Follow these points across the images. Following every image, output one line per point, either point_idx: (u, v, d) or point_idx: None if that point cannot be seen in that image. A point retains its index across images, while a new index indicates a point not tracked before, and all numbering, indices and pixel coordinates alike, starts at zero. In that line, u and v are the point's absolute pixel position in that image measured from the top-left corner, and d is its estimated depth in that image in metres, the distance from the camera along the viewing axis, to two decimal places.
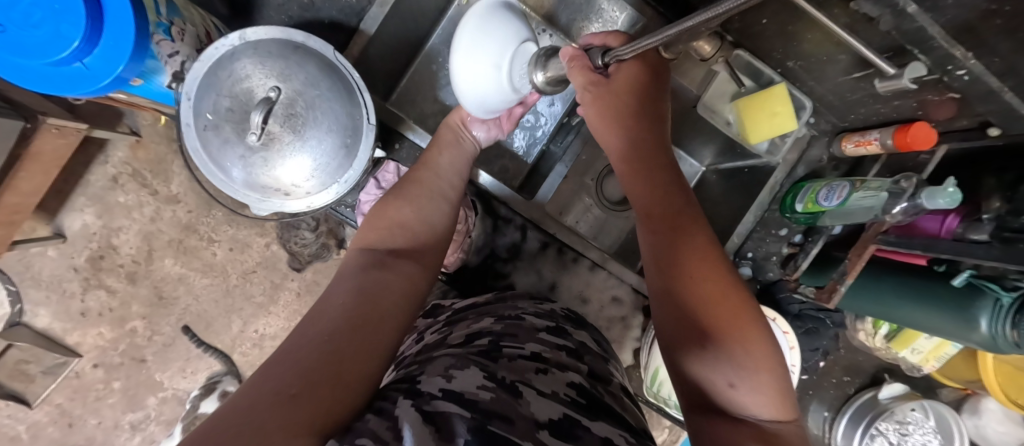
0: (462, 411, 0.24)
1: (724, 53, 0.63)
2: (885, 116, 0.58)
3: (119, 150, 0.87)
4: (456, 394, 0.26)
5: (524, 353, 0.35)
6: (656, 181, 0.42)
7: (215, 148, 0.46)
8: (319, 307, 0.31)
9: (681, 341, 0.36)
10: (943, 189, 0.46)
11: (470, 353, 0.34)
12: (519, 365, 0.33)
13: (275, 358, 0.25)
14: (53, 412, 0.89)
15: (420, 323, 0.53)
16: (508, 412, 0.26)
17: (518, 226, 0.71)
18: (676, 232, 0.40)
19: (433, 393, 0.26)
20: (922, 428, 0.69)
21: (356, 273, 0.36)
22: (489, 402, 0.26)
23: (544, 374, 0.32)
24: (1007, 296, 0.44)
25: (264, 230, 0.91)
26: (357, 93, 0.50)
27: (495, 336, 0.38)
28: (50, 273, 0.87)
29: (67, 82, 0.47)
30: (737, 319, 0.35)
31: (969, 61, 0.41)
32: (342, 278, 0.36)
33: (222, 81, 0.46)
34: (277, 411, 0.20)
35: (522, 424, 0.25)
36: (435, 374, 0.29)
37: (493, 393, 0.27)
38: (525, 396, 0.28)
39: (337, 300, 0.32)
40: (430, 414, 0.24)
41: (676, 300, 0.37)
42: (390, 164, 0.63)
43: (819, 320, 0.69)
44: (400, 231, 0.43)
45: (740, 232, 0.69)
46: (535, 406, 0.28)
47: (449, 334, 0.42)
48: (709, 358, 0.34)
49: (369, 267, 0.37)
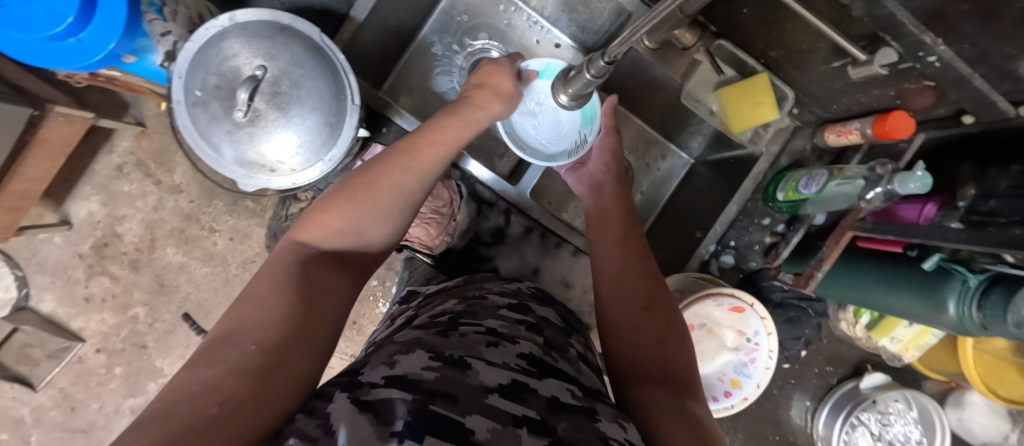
0: (404, 395, 0.23)
1: (705, 42, 0.64)
2: (865, 106, 0.59)
3: (125, 140, 0.89)
4: (399, 377, 0.26)
5: (480, 330, 0.36)
6: (620, 195, 0.58)
7: (204, 125, 0.48)
8: (254, 306, 0.29)
9: (626, 310, 0.43)
10: (912, 173, 0.47)
11: (424, 334, 0.34)
12: (470, 341, 0.33)
13: (197, 365, 0.24)
14: (56, 396, 0.92)
15: (393, 311, 0.54)
16: (453, 390, 0.25)
17: (502, 210, 0.73)
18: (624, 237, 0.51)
19: (373, 383, 0.25)
20: (903, 419, 0.69)
21: (292, 274, 0.34)
22: (434, 381, 0.26)
23: (495, 346, 0.33)
24: (974, 278, 0.45)
25: (263, 220, 0.93)
26: (342, 73, 0.51)
27: (455, 314, 0.40)
28: (55, 260, 0.90)
29: (61, 57, 0.49)
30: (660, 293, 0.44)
31: (939, 48, 0.42)
32: (276, 277, 0.33)
33: (211, 60, 0.48)
34: (184, 421, 0.19)
35: (467, 399, 0.25)
36: (379, 363, 0.29)
37: (438, 372, 0.27)
38: (474, 367, 0.29)
39: (269, 304, 0.30)
40: (369, 403, 0.23)
41: (619, 277, 0.46)
42: (375, 147, 0.65)
43: (801, 309, 0.69)
44: (349, 232, 0.41)
45: (723, 220, 0.69)
46: (484, 375, 0.28)
47: (415, 318, 0.44)
48: (645, 317, 0.42)
49: (301, 272, 0.35)
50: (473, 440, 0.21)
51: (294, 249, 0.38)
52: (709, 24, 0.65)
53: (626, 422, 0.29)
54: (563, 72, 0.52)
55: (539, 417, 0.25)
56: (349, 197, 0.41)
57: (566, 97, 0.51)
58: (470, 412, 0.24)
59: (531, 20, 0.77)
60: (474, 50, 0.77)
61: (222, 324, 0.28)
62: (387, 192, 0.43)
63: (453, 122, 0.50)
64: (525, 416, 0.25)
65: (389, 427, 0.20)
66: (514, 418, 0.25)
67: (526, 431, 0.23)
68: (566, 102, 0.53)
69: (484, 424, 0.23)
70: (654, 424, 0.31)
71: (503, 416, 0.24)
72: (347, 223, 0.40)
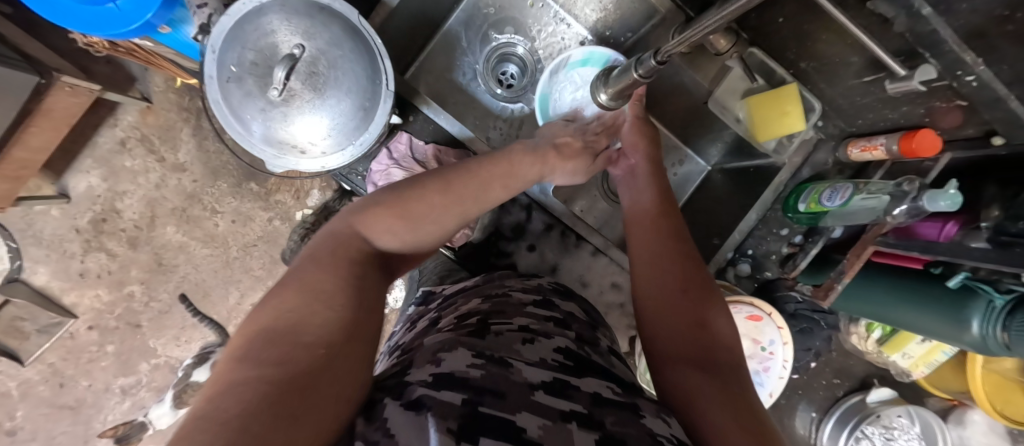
0: (454, 396, 0.24)
1: (738, 48, 0.63)
2: (893, 122, 0.59)
3: (129, 114, 0.87)
4: (446, 375, 0.26)
5: (513, 327, 0.36)
6: (655, 178, 0.56)
7: (236, 100, 0.47)
8: (316, 304, 0.27)
9: (665, 295, 0.43)
10: (944, 191, 0.47)
11: (460, 335, 0.34)
12: (505, 339, 0.33)
13: (260, 364, 0.22)
14: (45, 371, 0.90)
15: (412, 313, 0.53)
16: (499, 387, 0.26)
17: (523, 206, 0.73)
18: (657, 218, 0.51)
19: (422, 381, 0.26)
20: (907, 434, 0.70)
21: (353, 272, 0.32)
22: (479, 379, 0.26)
23: (531, 343, 0.33)
24: (999, 299, 0.46)
25: (268, 204, 0.91)
26: (378, 57, 0.49)
27: (483, 314, 0.39)
28: (51, 232, 0.88)
29: (95, 22, 0.49)
30: (698, 276, 0.44)
31: (979, 67, 0.42)
32: (337, 270, 0.31)
33: (248, 35, 0.47)
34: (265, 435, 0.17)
35: (514, 397, 0.25)
36: (423, 362, 0.29)
37: (483, 370, 0.27)
38: (515, 365, 0.29)
39: (333, 303, 0.28)
40: (415, 401, 0.23)
41: (655, 263, 0.46)
42: (403, 136, 0.65)
43: (813, 321, 0.70)
44: (408, 239, 0.39)
45: (743, 228, 0.68)
46: (526, 372, 0.28)
47: (439, 320, 0.43)
48: (683, 300, 0.42)
49: (356, 271, 0.32)
50: (526, 437, 0.21)
51: (351, 237, 0.35)
52: (742, 32, 0.65)
53: (666, 415, 0.29)
54: (604, 73, 0.54)
55: (586, 411, 0.26)
56: (418, 206, 0.39)
57: (607, 96, 0.53)
58: (517, 407, 0.24)
59: (558, 16, 0.75)
60: (499, 45, 0.76)
61: (282, 313, 0.26)
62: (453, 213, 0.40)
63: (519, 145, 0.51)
64: (573, 410, 0.25)
65: (446, 425, 0.20)
66: (563, 413, 0.25)
67: (575, 426, 0.24)
68: (606, 101, 0.54)
69: (535, 420, 0.23)
70: (701, 410, 0.31)
71: (551, 411, 0.24)
72: (413, 231, 0.39)
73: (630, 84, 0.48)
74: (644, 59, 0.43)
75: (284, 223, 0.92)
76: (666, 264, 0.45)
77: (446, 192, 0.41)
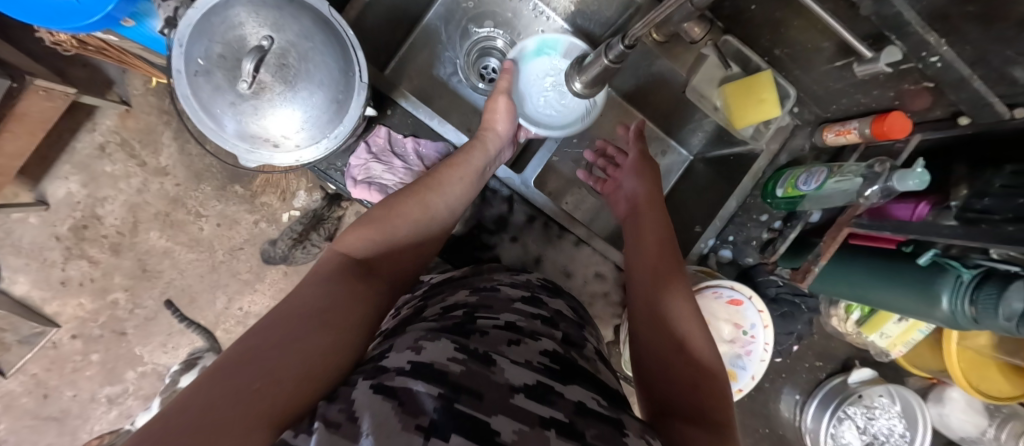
0: (427, 388, 0.24)
1: (712, 36, 0.65)
2: (865, 106, 0.60)
3: (108, 118, 0.86)
4: (422, 365, 0.26)
5: (498, 324, 0.36)
6: (654, 216, 0.59)
7: (205, 95, 0.47)
8: (288, 303, 0.30)
9: (663, 341, 0.44)
10: (912, 170, 0.48)
11: (444, 327, 0.34)
12: (492, 338, 0.33)
13: (229, 351, 0.25)
14: (28, 383, 0.88)
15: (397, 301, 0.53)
16: (477, 387, 0.26)
17: (505, 198, 0.73)
18: (662, 257, 0.52)
19: (399, 368, 0.26)
20: (887, 413, 0.72)
21: (324, 275, 0.35)
22: (458, 375, 0.26)
23: (516, 345, 0.33)
24: (967, 273, 0.47)
25: (254, 206, 0.90)
26: (350, 49, 0.50)
27: (469, 307, 0.39)
28: (31, 240, 0.86)
29: (54, 15, 0.49)
30: (699, 323, 0.45)
31: (942, 48, 0.43)
32: (310, 279, 0.34)
33: (216, 28, 0.46)
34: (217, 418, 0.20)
35: (491, 399, 0.25)
36: (403, 347, 0.29)
37: (464, 366, 0.27)
38: (499, 364, 0.29)
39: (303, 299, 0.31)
40: (392, 390, 0.23)
41: (658, 305, 0.47)
42: (381, 129, 0.65)
43: (794, 305, 0.71)
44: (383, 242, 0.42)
45: (724, 215, 0.69)
46: (508, 373, 0.28)
47: (423, 309, 0.43)
48: (685, 352, 0.42)
49: (331, 274, 0.35)
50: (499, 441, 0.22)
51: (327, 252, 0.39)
52: (717, 20, 0.66)
53: (650, 436, 0.29)
54: (577, 62, 0.54)
55: (567, 419, 0.25)
56: (383, 214, 0.43)
57: (580, 85, 0.53)
58: (495, 410, 0.24)
59: (537, 9, 0.75)
60: (478, 38, 0.76)
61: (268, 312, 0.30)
62: (416, 216, 0.46)
63: (472, 148, 0.56)
64: (553, 417, 0.25)
65: (416, 422, 0.21)
66: (541, 419, 0.25)
67: (553, 433, 0.24)
68: (580, 90, 0.54)
69: (510, 424, 0.23)
70: None
71: (529, 415, 0.25)
72: (383, 237, 0.42)
73: (599, 71, 0.48)
74: (613, 43, 0.43)
75: (270, 226, 0.91)
76: (671, 310, 0.46)
77: (407, 202, 0.46)
